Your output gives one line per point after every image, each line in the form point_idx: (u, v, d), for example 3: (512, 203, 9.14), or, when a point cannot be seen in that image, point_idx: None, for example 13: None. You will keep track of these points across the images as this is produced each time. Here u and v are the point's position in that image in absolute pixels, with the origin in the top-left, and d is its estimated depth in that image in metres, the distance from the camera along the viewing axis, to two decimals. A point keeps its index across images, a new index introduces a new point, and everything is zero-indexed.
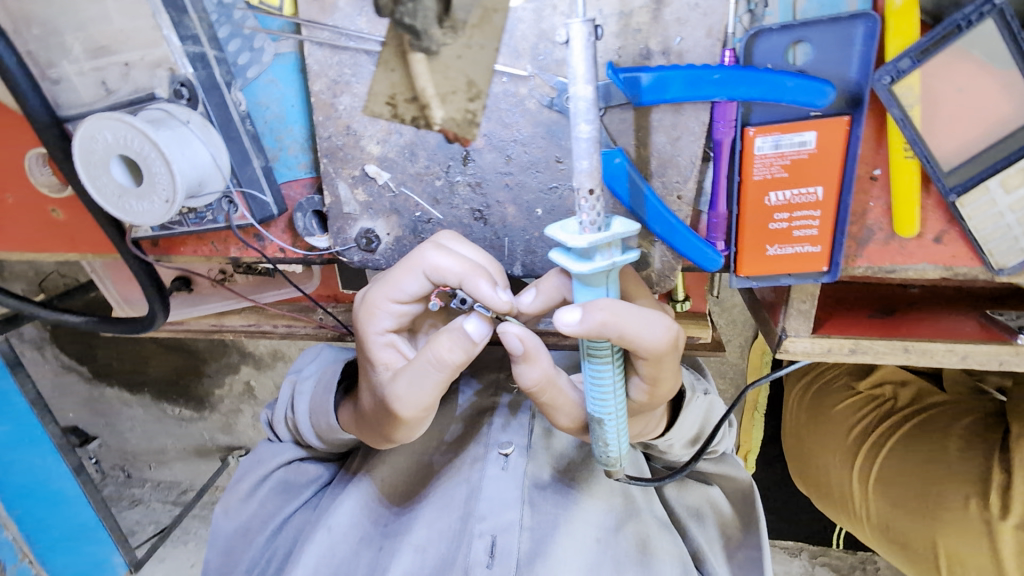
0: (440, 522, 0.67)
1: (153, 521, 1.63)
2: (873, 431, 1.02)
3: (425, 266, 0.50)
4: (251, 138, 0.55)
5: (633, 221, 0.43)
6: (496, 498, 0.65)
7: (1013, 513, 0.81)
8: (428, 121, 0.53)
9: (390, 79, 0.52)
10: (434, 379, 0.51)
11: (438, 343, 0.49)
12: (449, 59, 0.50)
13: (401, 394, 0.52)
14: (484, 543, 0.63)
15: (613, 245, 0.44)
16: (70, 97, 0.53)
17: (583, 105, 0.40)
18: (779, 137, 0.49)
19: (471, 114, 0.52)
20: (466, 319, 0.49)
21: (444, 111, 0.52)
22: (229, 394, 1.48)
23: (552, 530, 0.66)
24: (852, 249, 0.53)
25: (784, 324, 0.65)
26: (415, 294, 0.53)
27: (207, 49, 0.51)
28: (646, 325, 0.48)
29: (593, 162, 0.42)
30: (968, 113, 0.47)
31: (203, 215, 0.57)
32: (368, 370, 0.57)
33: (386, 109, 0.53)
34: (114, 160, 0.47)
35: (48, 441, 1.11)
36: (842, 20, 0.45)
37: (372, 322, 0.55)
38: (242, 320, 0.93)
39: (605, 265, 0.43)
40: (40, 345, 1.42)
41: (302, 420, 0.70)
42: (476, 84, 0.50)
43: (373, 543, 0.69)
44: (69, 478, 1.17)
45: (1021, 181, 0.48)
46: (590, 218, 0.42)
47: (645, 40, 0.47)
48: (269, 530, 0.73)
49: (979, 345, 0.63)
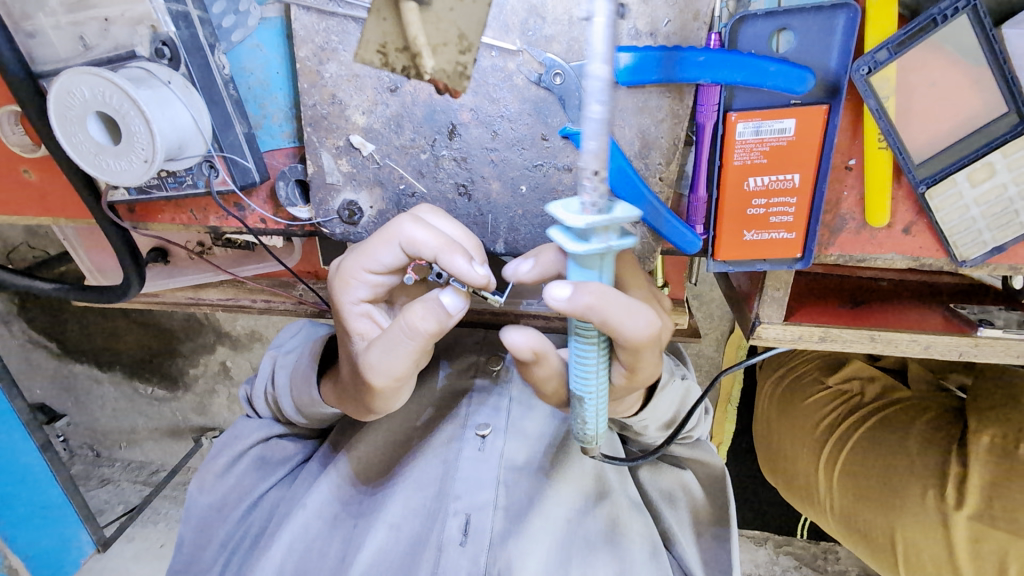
0: (414, 500, 0.68)
1: (121, 501, 1.57)
2: (842, 423, 1.05)
3: (401, 238, 0.50)
4: (234, 103, 0.54)
5: (638, 206, 0.38)
6: (472, 477, 0.66)
7: (967, 504, 0.84)
8: (421, 71, 0.50)
9: (382, 27, 0.49)
10: (406, 348, 0.51)
11: (410, 312, 0.49)
12: (441, 11, 0.47)
13: (374, 362, 0.53)
14: (458, 521, 0.64)
15: (612, 230, 0.40)
16: (46, 52, 0.51)
17: (596, 86, 0.33)
18: (760, 123, 0.50)
19: (463, 67, 0.50)
20: (442, 291, 0.49)
21: (436, 62, 0.50)
22: (204, 373, 1.46)
23: (525, 511, 0.67)
24: (825, 237, 0.55)
25: (758, 311, 0.67)
26: (391, 265, 0.53)
27: (191, 9, 0.50)
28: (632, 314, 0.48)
29: (601, 145, 0.35)
30: (940, 107, 0.49)
31: (183, 179, 0.56)
32: (345, 340, 0.58)
33: (377, 57, 0.51)
34: (91, 118, 0.46)
35: (14, 415, 1.09)
36: (824, 9, 0.46)
37: (347, 291, 0.55)
38: (219, 293, 0.91)
39: (601, 251, 0.39)
40: (6, 320, 1.38)
41: (282, 394, 0.70)
42: (466, 37, 0.49)
43: (347, 522, 0.70)
44: (35, 454, 1.15)
45: (985, 175, 0.50)
46: (592, 199, 0.37)
47: (634, 20, 0.47)
48: (245, 504, 0.73)
49: (942, 336, 0.66)
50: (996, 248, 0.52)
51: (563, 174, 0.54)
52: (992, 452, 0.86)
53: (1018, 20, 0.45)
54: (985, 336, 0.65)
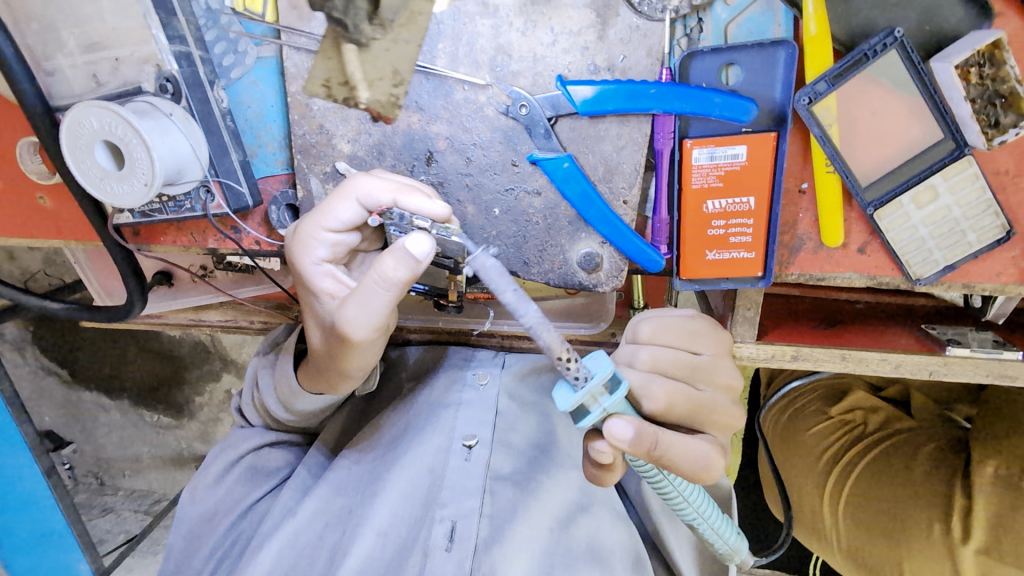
0: (403, 509, 0.68)
1: (122, 531, 1.57)
2: (847, 453, 1.04)
3: (358, 192, 0.52)
4: (230, 133, 0.59)
5: (602, 354, 0.48)
6: (458, 486, 0.67)
7: (973, 536, 0.83)
8: (356, 102, 0.56)
9: (327, 66, 0.55)
10: (383, 298, 0.53)
11: (382, 264, 0.51)
12: (378, 52, 0.53)
13: (353, 316, 0.54)
14: (444, 528, 0.65)
15: (601, 392, 0.48)
16: (63, 88, 0.57)
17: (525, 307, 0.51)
18: (714, 149, 0.53)
19: (396, 97, 0.55)
20: (409, 240, 0.49)
21: (371, 93, 0.55)
22: (208, 402, 1.49)
23: (508, 520, 0.68)
24: (785, 256, 0.58)
25: (732, 330, 0.68)
26: (349, 224, 0.54)
27: (193, 49, 0.55)
28: (617, 429, 0.50)
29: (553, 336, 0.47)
30: (886, 133, 0.52)
31: (182, 203, 0.60)
32: (313, 302, 0.59)
33: (322, 90, 0.56)
34: (99, 146, 0.51)
35: (21, 441, 1.12)
36: (765, 46, 0.50)
37: (307, 252, 0.56)
38: (219, 314, 0.95)
39: (596, 416, 0.47)
40: (20, 346, 1.43)
41: (267, 395, 0.71)
42: (400, 73, 0.54)
43: (338, 528, 0.70)
44: (39, 478, 1.15)
45: (929, 198, 0.53)
46: (572, 377, 0.47)
47: (592, 56, 0.52)
48: (236, 513, 0.74)
49: (911, 355, 0.67)
50: (948, 267, 0.55)
51: (533, 197, 0.57)
52: (995, 482, 0.84)
53: (944, 53, 0.47)
54: (954, 354, 0.66)
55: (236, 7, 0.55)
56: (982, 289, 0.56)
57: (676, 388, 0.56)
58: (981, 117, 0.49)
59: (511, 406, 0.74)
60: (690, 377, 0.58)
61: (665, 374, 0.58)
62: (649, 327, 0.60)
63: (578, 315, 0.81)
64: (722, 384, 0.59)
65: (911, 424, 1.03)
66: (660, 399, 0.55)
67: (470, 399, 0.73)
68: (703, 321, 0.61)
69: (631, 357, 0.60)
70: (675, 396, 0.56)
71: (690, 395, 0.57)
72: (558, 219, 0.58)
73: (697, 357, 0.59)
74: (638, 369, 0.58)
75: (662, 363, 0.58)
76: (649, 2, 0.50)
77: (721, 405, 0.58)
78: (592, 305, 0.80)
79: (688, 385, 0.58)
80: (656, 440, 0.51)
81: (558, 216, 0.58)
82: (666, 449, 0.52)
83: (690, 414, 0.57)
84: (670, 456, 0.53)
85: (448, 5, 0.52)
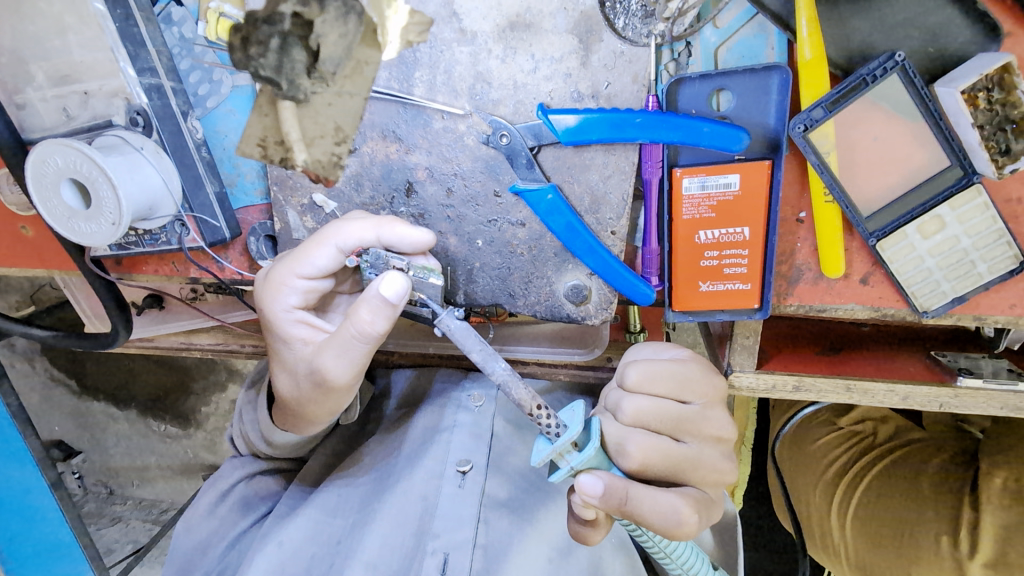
0: (393, 538, 0.63)
1: (131, 540, 1.47)
2: (859, 460, 0.96)
3: (337, 238, 0.51)
4: (205, 164, 0.57)
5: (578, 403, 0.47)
6: (451, 515, 0.62)
7: (979, 553, 0.79)
8: (291, 163, 0.57)
9: (263, 123, 0.56)
10: (360, 347, 0.52)
11: (360, 315, 0.49)
12: (320, 106, 0.54)
13: (329, 365, 0.53)
14: (435, 561, 0.60)
15: (570, 450, 0.47)
16: (35, 121, 0.55)
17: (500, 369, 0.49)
18: (704, 178, 0.51)
19: (337, 156, 0.56)
20: (383, 285, 0.48)
21: (308, 154, 0.56)
22: (214, 411, 1.45)
23: (504, 551, 0.63)
24: (782, 287, 0.54)
25: (729, 358, 0.62)
26: (325, 269, 0.53)
27: (164, 81, 0.53)
28: (585, 484, 0.48)
29: (525, 389, 0.48)
30: (884, 162, 0.49)
31: (158, 236, 0.58)
32: (286, 351, 0.57)
33: (257, 149, 0.57)
34: (65, 183, 0.50)
35: (25, 451, 0.97)
36: (757, 71, 0.47)
37: (278, 299, 0.55)
38: (209, 338, 0.90)
39: (563, 473, 0.47)
40: (30, 357, 1.43)
41: (249, 429, 0.68)
42: (342, 129, 0.55)
43: (325, 558, 0.65)
44: (46, 493, 0.99)
45: (936, 228, 0.50)
46: (547, 430, 0.47)
47: (575, 83, 0.50)
48: (225, 543, 0.69)
49: (920, 386, 0.61)
50: (958, 299, 0.51)
51: (517, 229, 0.55)
52: (1004, 497, 0.80)
53: (949, 77, 0.45)
54: (965, 386, 0.60)
55: (209, 36, 0.54)
56: (995, 321, 0.53)
57: (655, 444, 0.52)
58: (990, 143, 0.46)
59: (506, 431, 0.71)
60: (674, 429, 0.54)
61: (649, 428, 0.53)
62: (636, 373, 0.54)
63: (571, 341, 0.76)
64: (710, 436, 0.56)
65: (923, 435, 0.95)
66: (635, 457, 0.52)
67: (464, 422, 0.68)
68: (694, 365, 0.56)
69: (616, 406, 0.55)
70: (653, 454, 0.52)
71: (671, 452, 0.53)
72: (544, 250, 0.55)
73: (684, 408, 0.54)
74: (621, 421, 0.54)
75: (647, 417, 0.53)
76: (634, 27, 0.49)
77: (706, 458, 0.55)
78: (586, 332, 0.75)
79: (670, 440, 0.53)
80: (627, 495, 0.49)
81: (544, 248, 0.55)
82: (638, 505, 0.50)
83: (671, 446, 0.53)
84: (643, 514, 0.50)
85: (398, 51, 0.52)
